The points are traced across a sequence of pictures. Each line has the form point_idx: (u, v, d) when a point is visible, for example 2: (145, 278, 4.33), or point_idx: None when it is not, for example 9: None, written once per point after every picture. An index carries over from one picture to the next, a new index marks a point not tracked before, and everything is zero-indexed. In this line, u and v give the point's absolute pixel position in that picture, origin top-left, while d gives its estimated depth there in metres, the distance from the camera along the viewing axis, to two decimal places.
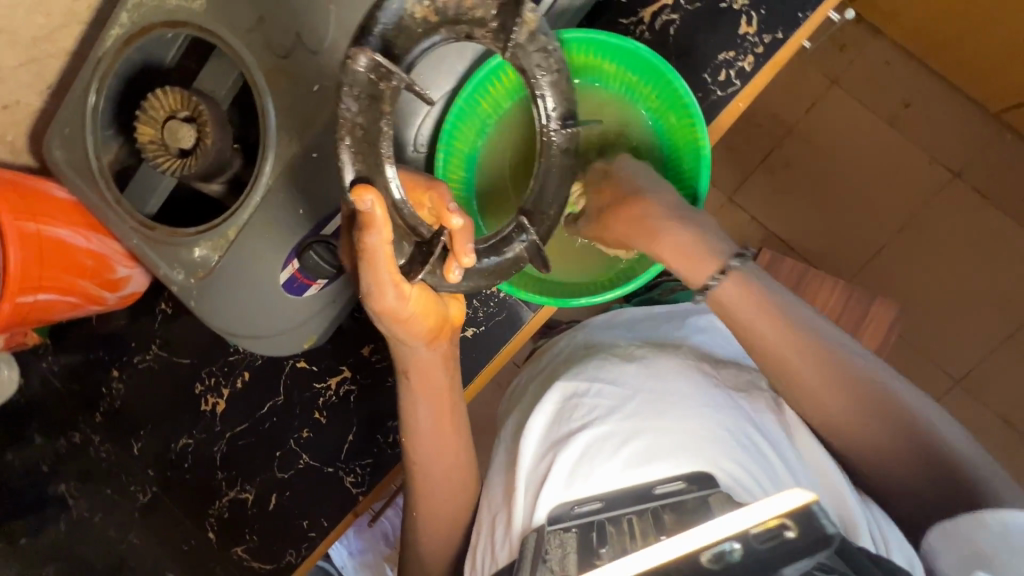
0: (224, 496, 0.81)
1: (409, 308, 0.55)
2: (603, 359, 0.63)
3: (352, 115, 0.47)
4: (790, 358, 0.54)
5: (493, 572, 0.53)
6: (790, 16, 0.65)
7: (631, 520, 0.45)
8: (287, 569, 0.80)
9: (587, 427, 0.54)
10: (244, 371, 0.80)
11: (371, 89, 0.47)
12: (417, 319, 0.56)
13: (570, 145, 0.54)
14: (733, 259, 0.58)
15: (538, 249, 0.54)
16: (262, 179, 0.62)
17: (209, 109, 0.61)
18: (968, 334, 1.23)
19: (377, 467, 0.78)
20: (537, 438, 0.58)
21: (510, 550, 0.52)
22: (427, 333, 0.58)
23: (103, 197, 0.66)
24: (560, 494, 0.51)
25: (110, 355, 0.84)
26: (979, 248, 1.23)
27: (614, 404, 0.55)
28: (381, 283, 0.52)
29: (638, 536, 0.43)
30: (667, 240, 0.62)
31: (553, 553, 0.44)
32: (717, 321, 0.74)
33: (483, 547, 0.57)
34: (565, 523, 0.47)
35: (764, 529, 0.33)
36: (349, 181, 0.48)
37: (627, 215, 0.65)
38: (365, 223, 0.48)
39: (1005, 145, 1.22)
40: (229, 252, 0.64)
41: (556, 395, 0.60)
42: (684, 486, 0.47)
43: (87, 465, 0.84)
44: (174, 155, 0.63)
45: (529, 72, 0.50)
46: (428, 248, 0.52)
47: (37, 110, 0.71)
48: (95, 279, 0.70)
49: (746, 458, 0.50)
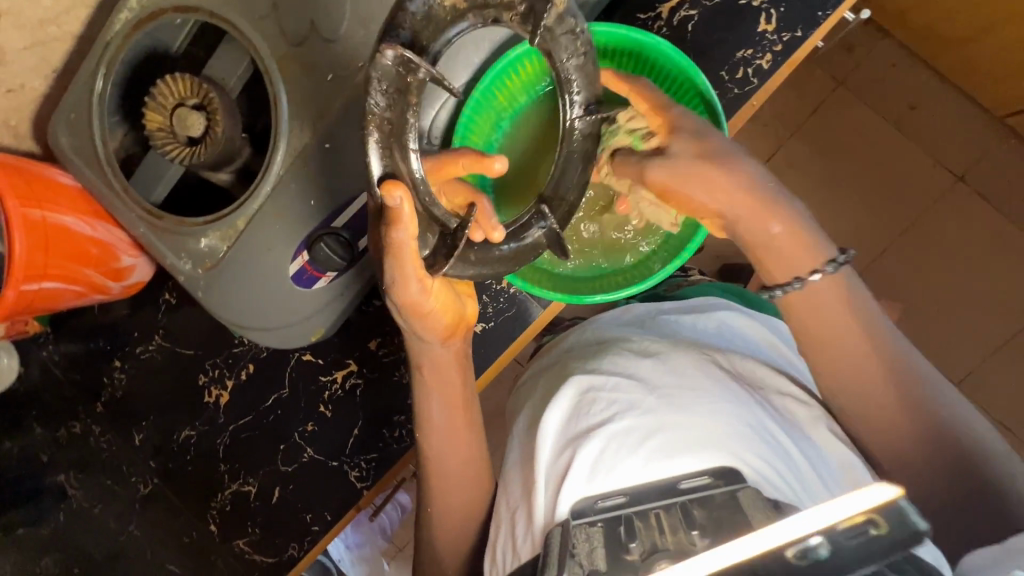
0: (227, 488, 0.81)
1: (431, 302, 0.56)
2: (617, 354, 0.63)
3: (381, 109, 0.44)
4: (837, 348, 0.57)
5: (515, 566, 0.53)
6: (809, 15, 0.65)
7: (659, 515, 0.45)
8: (289, 563, 0.80)
9: (607, 422, 0.53)
10: (249, 363, 0.80)
11: (398, 82, 0.45)
12: (436, 315, 0.58)
13: (592, 132, 0.54)
14: (828, 264, 0.57)
15: (557, 236, 0.55)
16: (272, 168, 0.62)
17: (220, 97, 0.60)
18: (970, 337, 1.24)
19: (382, 461, 0.78)
20: (554, 433, 0.57)
21: (532, 545, 0.51)
22: (444, 328, 0.60)
23: (109, 184, 0.65)
24: (582, 489, 0.50)
25: (112, 345, 0.83)
26: (982, 252, 1.24)
27: (634, 398, 0.54)
28: (405, 276, 0.53)
29: (667, 530, 0.44)
30: (761, 217, 0.58)
31: (581, 547, 0.44)
32: (731, 319, 0.75)
33: (502, 542, 0.57)
34: (590, 517, 0.47)
35: (850, 525, 0.32)
36: (377, 176, 0.46)
37: (723, 169, 0.58)
38: (392, 219, 0.47)
39: (1011, 150, 1.22)
40: (238, 242, 0.64)
41: (573, 388, 0.60)
42: (712, 481, 0.47)
43: (87, 456, 0.83)
44: (183, 143, 0.62)
45: (556, 56, 0.49)
46: (453, 241, 0.51)
47: (41, 96, 0.70)
48: (101, 268, 0.69)
49: (768, 455, 0.50)
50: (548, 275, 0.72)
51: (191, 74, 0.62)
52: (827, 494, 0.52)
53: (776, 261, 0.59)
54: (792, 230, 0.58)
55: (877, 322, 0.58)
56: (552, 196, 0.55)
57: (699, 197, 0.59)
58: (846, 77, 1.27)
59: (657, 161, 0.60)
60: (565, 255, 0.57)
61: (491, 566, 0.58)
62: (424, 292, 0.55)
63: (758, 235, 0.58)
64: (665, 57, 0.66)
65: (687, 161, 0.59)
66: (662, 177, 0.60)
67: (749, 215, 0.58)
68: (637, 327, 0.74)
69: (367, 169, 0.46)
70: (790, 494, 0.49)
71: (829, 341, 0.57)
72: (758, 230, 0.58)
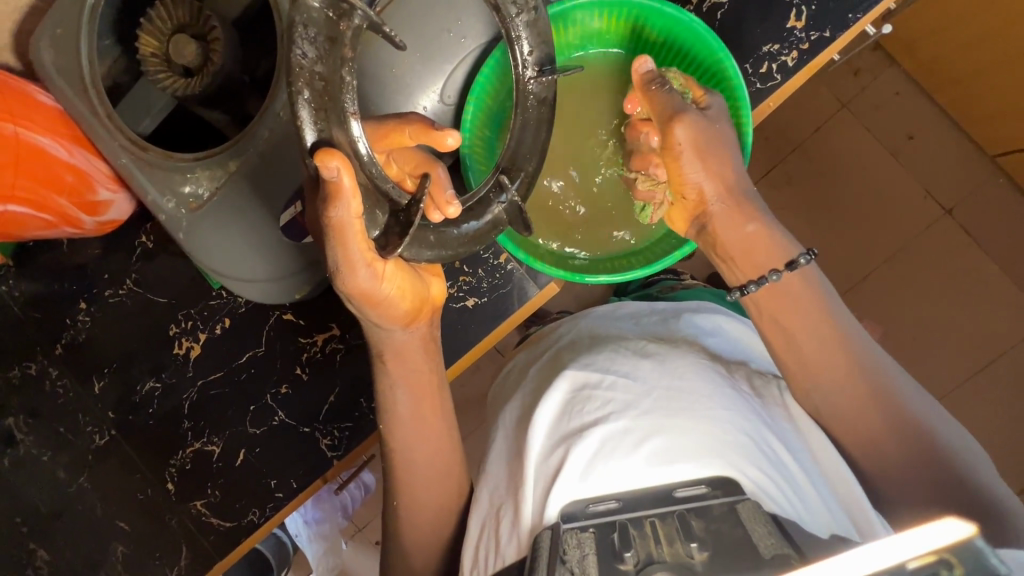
0: (189, 446, 0.77)
1: (384, 287, 0.53)
2: (614, 351, 0.61)
3: (310, 63, 0.39)
4: (828, 354, 0.57)
5: (497, 568, 0.51)
6: (840, 17, 0.64)
7: (654, 523, 0.43)
8: (248, 529, 0.77)
9: (602, 421, 0.52)
10: (224, 318, 0.76)
11: (330, 29, 0.40)
12: (394, 301, 0.55)
13: (547, 93, 0.55)
14: (801, 255, 0.60)
15: (517, 208, 0.55)
16: (271, 109, 0.58)
17: (221, 29, 0.57)
18: (944, 367, 1.26)
19: (356, 432, 0.75)
20: (545, 428, 0.56)
21: (518, 546, 0.50)
22: (405, 314, 0.57)
23: (92, 109, 0.60)
24: (573, 490, 0.49)
25: (78, 285, 0.78)
26: (962, 285, 1.26)
27: (630, 399, 0.53)
28: (352, 261, 0.49)
29: (663, 541, 0.42)
30: (752, 215, 0.63)
31: (572, 554, 0.42)
32: (722, 322, 0.74)
33: (484, 543, 0.54)
34: (581, 522, 0.45)
35: (923, 564, 0.29)
36: (309, 143, 0.41)
37: (723, 165, 0.63)
38: (331, 194, 0.43)
39: (1001, 189, 1.25)
40: (227, 184, 0.60)
41: (565, 384, 0.58)
42: (710, 492, 0.46)
43: (39, 400, 0.78)
44: (177, 74, 0.58)
45: (504, 10, 0.51)
46: (406, 217, 0.46)
47: (25, 7, 0.64)
48: (73, 199, 0.64)
49: (763, 464, 0.50)
50: (546, 252, 0.71)
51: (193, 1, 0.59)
52: (822, 505, 0.51)
53: (744, 257, 0.63)
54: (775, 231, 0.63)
55: (858, 331, 0.59)
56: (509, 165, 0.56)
57: (697, 179, 0.63)
58: (851, 99, 1.28)
59: (689, 121, 0.61)
60: (526, 231, 0.58)
61: (470, 566, 0.55)
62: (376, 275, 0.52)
63: (752, 227, 0.62)
64: (698, 36, 0.64)
65: (711, 141, 0.62)
66: (690, 134, 0.61)
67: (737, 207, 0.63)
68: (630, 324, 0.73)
69: (300, 136, 0.41)
70: (787, 504, 0.48)
71: (810, 350, 0.58)
72: (736, 227, 0.63)
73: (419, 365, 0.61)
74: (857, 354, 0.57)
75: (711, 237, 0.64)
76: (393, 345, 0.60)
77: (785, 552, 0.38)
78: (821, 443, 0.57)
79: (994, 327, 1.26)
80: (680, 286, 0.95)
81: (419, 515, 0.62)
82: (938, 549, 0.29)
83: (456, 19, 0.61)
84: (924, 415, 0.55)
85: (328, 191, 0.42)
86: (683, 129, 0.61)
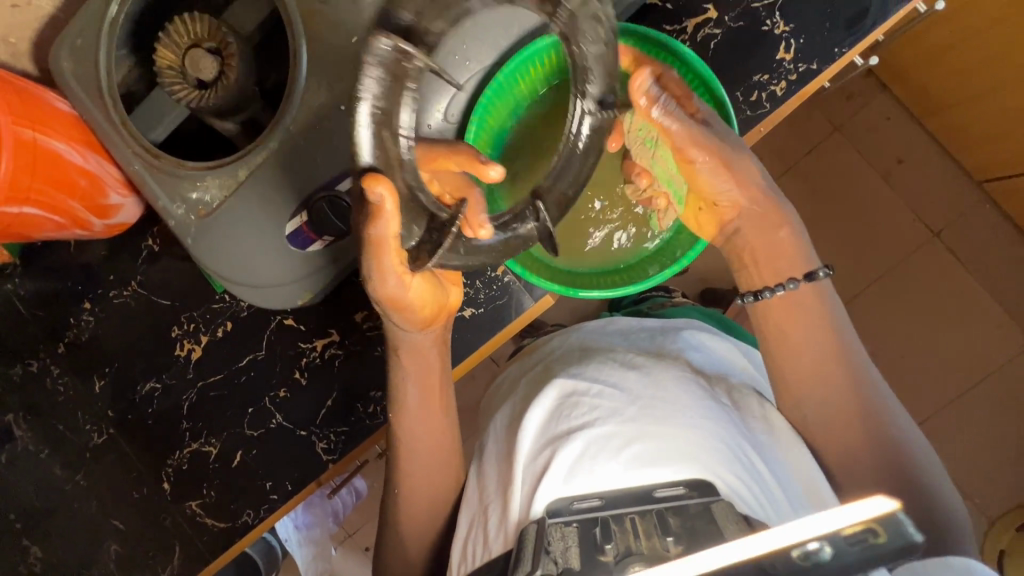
0: (187, 447, 0.78)
1: (409, 295, 0.57)
2: (603, 362, 0.63)
3: (371, 96, 0.42)
4: (808, 368, 0.60)
5: (484, 561, 0.52)
6: (826, 50, 0.67)
7: (634, 520, 0.46)
8: (242, 530, 0.78)
9: (588, 425, 0.54)
10: (226, 321, 0.78)
11: (394, 67, 0.43)
12: (415, 309, 0.58)
13: (602, 126, 0.55)
14: (820, 270, 0.63)
15: (549, 233, 0.55)
16: (281, 124, 0.60)
17: (237, 44, 0.59)
18: (928, 386, 1.29)
19: (352, 437, 0.76)
20: (534, 433, 0.58)
21: (505, 540, 0.51)
22: (424, 320, 0.61)
23: (107, 117, 0.62)
24: (559, 489, 0.50)
25: (83, 285, 0.80)
26: (946, 307, 1.29)
27: (616, 406, 0.55)
28: (383, 269, 0.53)
29: (641, 535, 0.44)
30: (775, 214, 0.65)
31: (556, 545, 0.45)
32: (708, 339, 0.76)
33: (473, 538, 0.56)
34: (566, 517, 0.47)
35: (852, 533, 0.33)
36: (363, 161, 0.44)
37: (753, 176, 0.64)
38: (372, 212, 0.46)
39: (985, 215, 1.29)
40: (237, 193, 0.62)
41: (555, 391, 0.60)
42: (686, 492, 0.48)
43: (39, 396, 0.79)
44: (193, 86, 0.60)
45: (577, 42, 0.51)
46: (439, 236, 0.50)
47: (45, 17, 0.66)
48: (85, 202, 0.66)
49: (741, 471, 0.52)
50: (543, 266, 0.73)
51: (209, 16, 0.60)
52: (794, 513, 0.53)
53: (766, 264, 0.65)
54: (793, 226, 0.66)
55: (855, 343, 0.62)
56: (546, 188, 0.56)
57: (725, 188, 0.64)
58: (842, 123, 1.32)
59: (702, 135, 0.61)
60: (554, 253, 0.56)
61: (458, 562, 0.57)
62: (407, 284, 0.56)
63: (769, 223, 0.65)
64: (688, 69, 0.67)
65: (730, 151, 0.63)
66: (711, 155, 0.62)
67: (758, 207, 0.65)
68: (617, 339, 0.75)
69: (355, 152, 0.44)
70: (759, 507, 0.50)
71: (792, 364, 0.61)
72: (761, 235, 0.65)
73: (423, 364, 0.64)
74: (836, 367, 0.60)
75: (736, 247, 0.67)
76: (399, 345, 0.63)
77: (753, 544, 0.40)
78: (798, 453, 0.58)
79: (978, 348, 1.29)
80: (671, 303, 0.97)
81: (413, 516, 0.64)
82: (866, 519, 0.33)
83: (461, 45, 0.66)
84: (894, 425, 0.58)
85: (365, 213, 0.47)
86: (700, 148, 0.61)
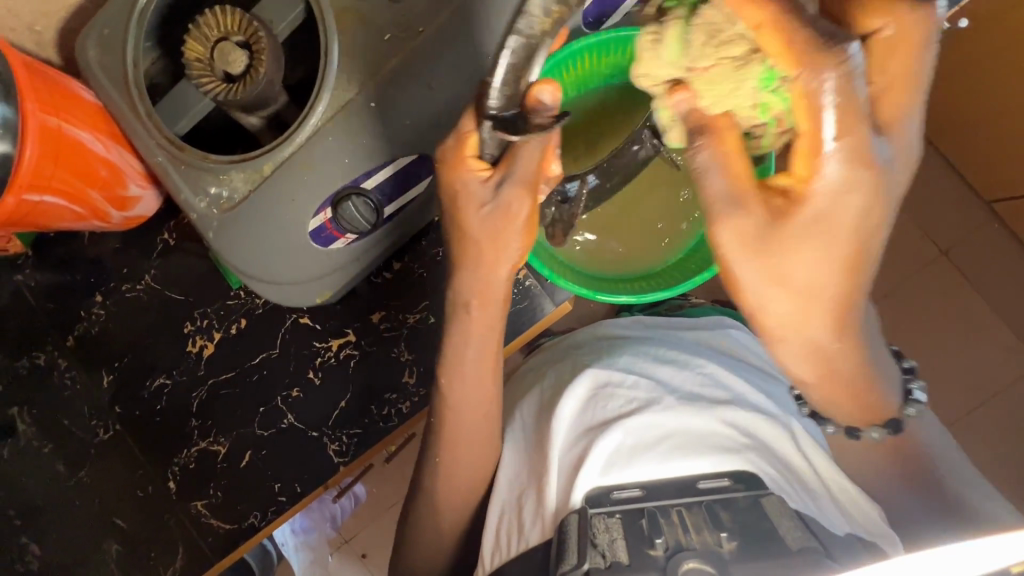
0: (195, 445, 0.77)
1: (522, 212, 0.56)
2: (635, 356, 0.69)
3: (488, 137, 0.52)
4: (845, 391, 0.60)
5: (520, 550, 0.55)
6: None
7: (680, 513, 0.49)
8: (248, 532, 0.76)
9: (625, 416, 0.59)
10: (241, 318, 0.77)
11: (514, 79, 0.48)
12: (515, 235, 0.58)
13: None
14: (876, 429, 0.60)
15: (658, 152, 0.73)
16: (308, 122, 0.60)
17: (267, 36, 0.57)
18: (936, 404, 1.28)
19: (365, 439, 0.75)
20: (569, 421, 0.62)
21: (543, 530, 0.54)
22: (520, 253, 0.59)
23: (133, 107, 0.62)
24: (596, 480, 0.54)
25: (95, 278, 0.79)
26: (955, 325, 1.29)
27: (652, 398, 0.60)
28: (516, 178, 0.54)
29: (691, 529, 0.47)
30: (835, 370, 0.53)
31: (602, 537, 0.48)
32: (733, 333, 0.79)
33: (505, 526, 0.58)
34: (608, 507, 0.51)
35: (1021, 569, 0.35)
36: (489, 153, 0.55)
37: (827, 288, 0.47)
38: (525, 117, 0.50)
39: (996, 235, 1.28)
40: (260, 188, 0.61)
41: (588, 380, 0.65)
42: (731, 485, 0.52)
43: (46, 389, 0.78)
44: (220, 79, 0.59)
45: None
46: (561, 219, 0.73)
47: (73, 7, 0.66)
48: (105, 193, 0.66)
49: (770, 466, 0.56)
50: (566, 269, 0.72)
51: (242, 10, 0.59)
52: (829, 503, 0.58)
53: (836, 379, 0.54)
54: (874, 378, 0.56)
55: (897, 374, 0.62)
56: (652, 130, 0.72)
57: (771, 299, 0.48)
58: None
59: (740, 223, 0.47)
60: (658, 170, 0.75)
61: (490, 552, 0.58)
62: (507, 242, 0.58)
63: (820, 372, 0.53)
64: None
65: (776, 298, 0.48)
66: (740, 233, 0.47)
67: (814, 360, 0.52)
68: (652, 332, 0.78)
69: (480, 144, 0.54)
70: (800, 501, 0.54)
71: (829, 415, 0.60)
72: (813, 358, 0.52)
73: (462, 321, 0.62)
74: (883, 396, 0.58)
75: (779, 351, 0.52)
76: (472, 299, 0.61)
77: (811, 544, 0.44)
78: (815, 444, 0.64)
79: (986, 368, 1.28)
80: (684, 308, 0.97)
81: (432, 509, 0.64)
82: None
83: (492, 32, 0.61)
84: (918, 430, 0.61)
85: (530, 128, 0.50)
86: (741, 271, 0.48)
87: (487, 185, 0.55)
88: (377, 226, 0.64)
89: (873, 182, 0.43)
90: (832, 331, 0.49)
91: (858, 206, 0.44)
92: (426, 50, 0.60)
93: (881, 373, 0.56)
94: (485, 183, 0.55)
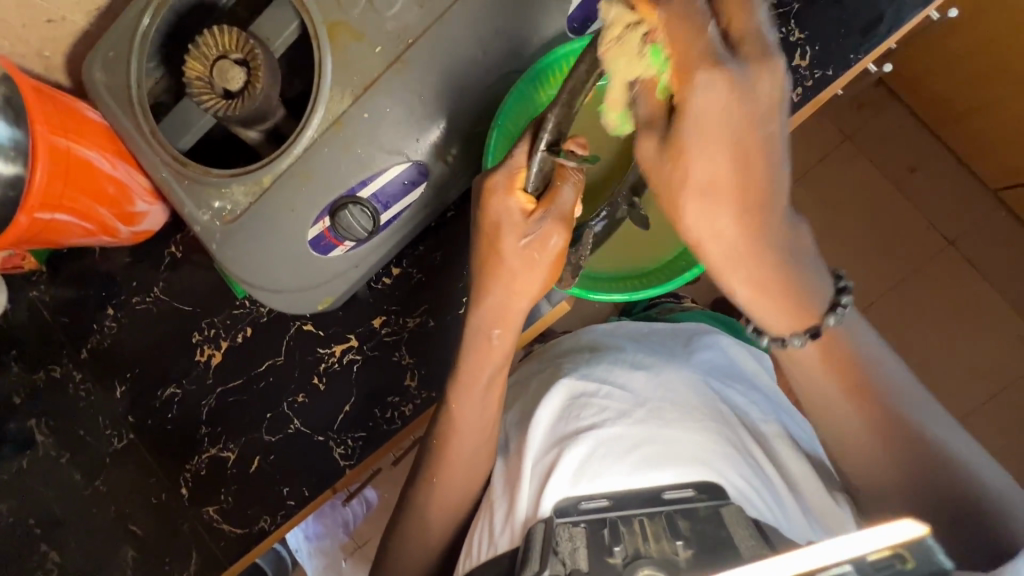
0: (206, 451, 0.79)
1: (548, 249, 0.60)
2: (612, 363, 0.69)
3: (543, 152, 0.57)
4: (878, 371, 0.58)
5: (488, 555, 0.57)
6: (842, 56, 0.68)
7: (643, 522, 0.49)
8: (258, 536, 0.78)
9: (596, 427, 0.60)
10: (246, 327, 0.79)
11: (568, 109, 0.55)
12: (542, 266, 0.61)
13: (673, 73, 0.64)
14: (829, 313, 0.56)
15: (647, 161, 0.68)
16: (303, 133, 0.62)
17: (263, 53, 0.59)
18: (950, 396, 1.27)
19: (369, 442, 0.76)
20: (545, 430, 0.64)
21: (511, 537, 0.55)
22: (542, 286, 0.63)
23: (138, 125, 0.64)
24: (566, 490, 0.55)
25: (106, 292, 0.81)
26: (963, 315, 1.28)
27: (624, 407, 0.61)
28: (551, 216, 0.59)
29: (650, 538, 0.47)
30: (760, 261, 0.53)
31: (564, 546, 0.47)
32: (721, 340, 0.78)
33: (480, 530, 0.60)
34: (573, 517, 0.51)
35: (879, 557, 0.35)
36: (533, 181, 0.59)
37: (716, 206, 0.50)
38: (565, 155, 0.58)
39: (1000, 223, 1.27)
40: (261, 199, 0.63)
41: (564, 392, 0.67)
42: (696, 495, 0.52)
43: (62, 401, 0.80)
44: (219, 96, 0.60)
45: None
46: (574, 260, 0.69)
47: (79, 32, 0.68)
48: (114, 209, 0.68)
49: (740, 474, 0.56)
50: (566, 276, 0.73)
51: (238, 29, 0.61)
52: (801, 514, 0.59)
53: (783, 294, 0.54)
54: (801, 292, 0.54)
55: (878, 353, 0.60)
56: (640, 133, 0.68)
57: (713, 226, 0.51)
58: (854, 131, 1.30)
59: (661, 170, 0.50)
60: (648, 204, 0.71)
61: (465, 553, 0.61)
62: (534, 274, 0.61)
63: (765, 288, 0.54)
64: None
65: (719, 222, 0.51)
66: (658, 156, 0.50)
67: (763, 285, 0.53)
68: (634, 339, 0.77)
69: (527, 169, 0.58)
70: (769, 512, 0.55)
71: (811, 372, 0.59)
72: (763, 281, 0.53)
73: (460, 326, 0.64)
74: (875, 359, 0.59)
75: (734, 280, 0.54)
76: (488, 319, 0.63)
77: (763, 550, 0.43)
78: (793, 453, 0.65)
79: (997, 356, 1.27)
80: (676, 312, 0.97)
81: (436, 508, 0.66)
82: (893, 545, 0.35)
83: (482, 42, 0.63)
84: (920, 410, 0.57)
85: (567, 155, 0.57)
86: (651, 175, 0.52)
87: (528, 215, 0.59)
88: (375, 232, 0.66)
89: (730, 88, 0.44)
90: (739, 227, 0.51)
91: (718, 102, 0.45)
92: (417, 60, 0.61)
93: (807, 287, 0.55)
94: (526, 216, 0.59)
